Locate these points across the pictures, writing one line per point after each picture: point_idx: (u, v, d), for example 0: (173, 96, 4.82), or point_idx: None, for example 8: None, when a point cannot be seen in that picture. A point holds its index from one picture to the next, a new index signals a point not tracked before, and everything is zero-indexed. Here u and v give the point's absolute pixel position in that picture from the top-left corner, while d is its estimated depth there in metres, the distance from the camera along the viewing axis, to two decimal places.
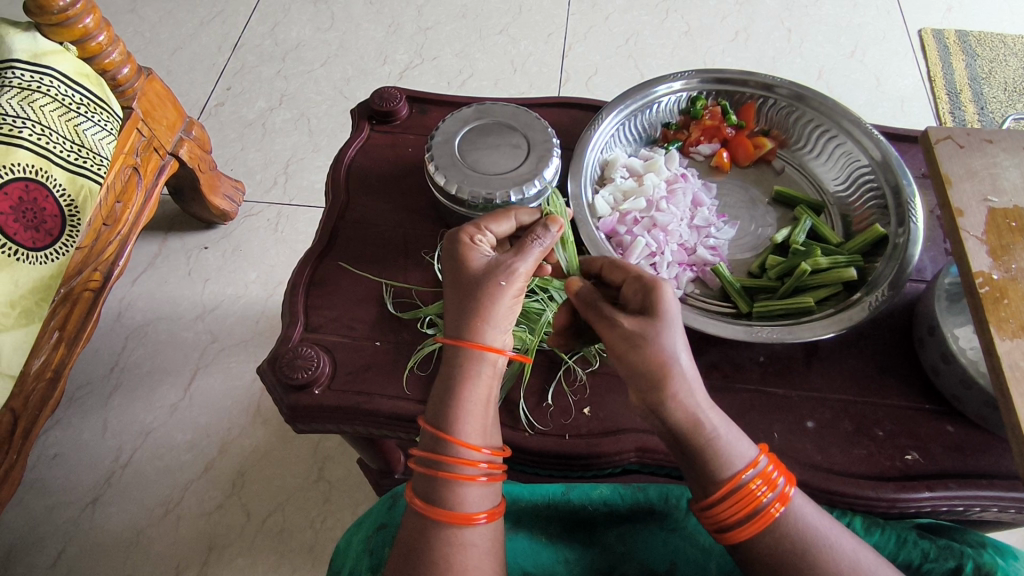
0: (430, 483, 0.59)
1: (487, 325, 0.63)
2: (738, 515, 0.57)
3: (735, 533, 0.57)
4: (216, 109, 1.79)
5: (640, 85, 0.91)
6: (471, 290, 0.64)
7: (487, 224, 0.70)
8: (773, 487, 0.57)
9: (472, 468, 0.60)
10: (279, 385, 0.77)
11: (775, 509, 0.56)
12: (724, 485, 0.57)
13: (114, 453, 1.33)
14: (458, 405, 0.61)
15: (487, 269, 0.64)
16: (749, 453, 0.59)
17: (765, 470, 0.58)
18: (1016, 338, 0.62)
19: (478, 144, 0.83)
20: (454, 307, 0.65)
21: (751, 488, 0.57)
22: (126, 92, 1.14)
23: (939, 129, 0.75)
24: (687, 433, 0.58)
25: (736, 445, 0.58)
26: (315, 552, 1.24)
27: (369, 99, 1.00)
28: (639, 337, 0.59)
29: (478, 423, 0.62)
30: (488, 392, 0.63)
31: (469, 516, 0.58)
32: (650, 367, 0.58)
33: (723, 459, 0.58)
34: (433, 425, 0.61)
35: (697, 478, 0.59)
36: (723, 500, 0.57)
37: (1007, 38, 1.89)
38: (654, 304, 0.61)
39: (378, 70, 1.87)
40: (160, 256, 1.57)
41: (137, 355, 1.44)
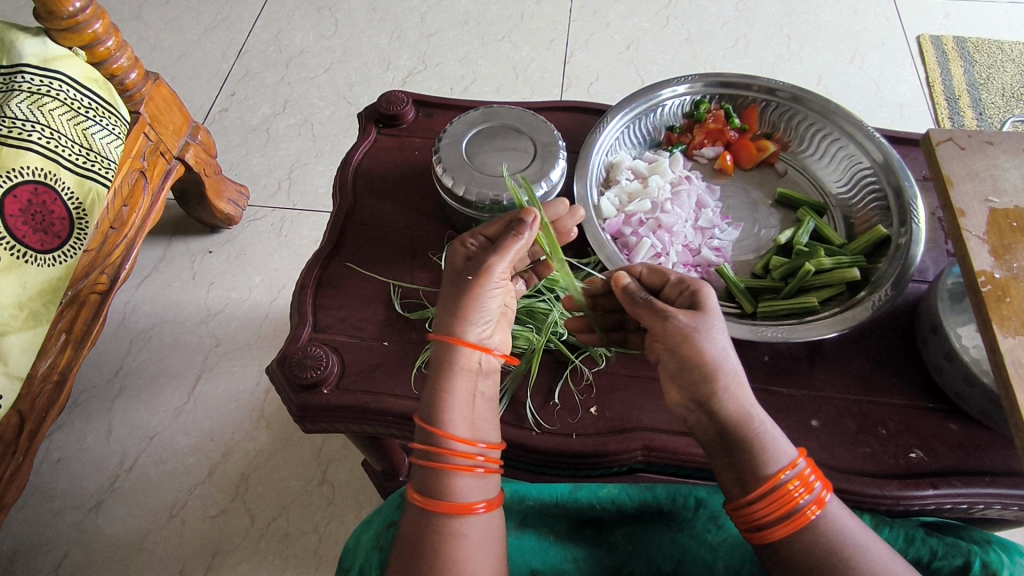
0: (425, 475, 0.60)
1: (464, 319, 0.64)
2: (775, 514, 0.57)
3: (769, 533, 0.57)
4: (221, 115, 1.81)
5: (644, 89, 0.93)
6: (453, 290, 0.66)
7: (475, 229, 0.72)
8: (811, 490, 0.57)
9: (465, 459, 0.60)
10: (287, 384, 0.77)
11: (812, 511, 0.57)
12: (764, 483, 0.57)
13: (118, 457, 1.33)
14: (445, 397, 0.61)
15: (469, 269, 0.66)
16: (789, 454, 0.59)
17: (804, 472, 0.58)
18: (1019, 336, 0.62)
19: (485, 146, 0.84)
20: (442, 307, 0.66)
21: (790, 487, 0.57)
22: (133, 96, 1.15)
23: (941, 131, 0.76)
24: (733, 427, 0.59)
25: (778, 444, 0.59)
26: (319, 556, 1.24)
27: (376, 103, 1.01)
28: (693, 330, 0.61)
29: (467, 415, 0.62)
30: (475, 384, 0.63)
31: (464, 506, 0.59)
32: (703, 360, 0.60)
33: (765, 457, 0.58)
34: (422, 419, 0.62)
35: (736, 474, 0.59)
36: (761, 498, 0.57)
37: (1005, 44, 1.91)
38: (702, 302, 0.64)
39: (382, 76, 1.88)
40: (164, 260, 1.58)
41: (142, 359, 1.45)
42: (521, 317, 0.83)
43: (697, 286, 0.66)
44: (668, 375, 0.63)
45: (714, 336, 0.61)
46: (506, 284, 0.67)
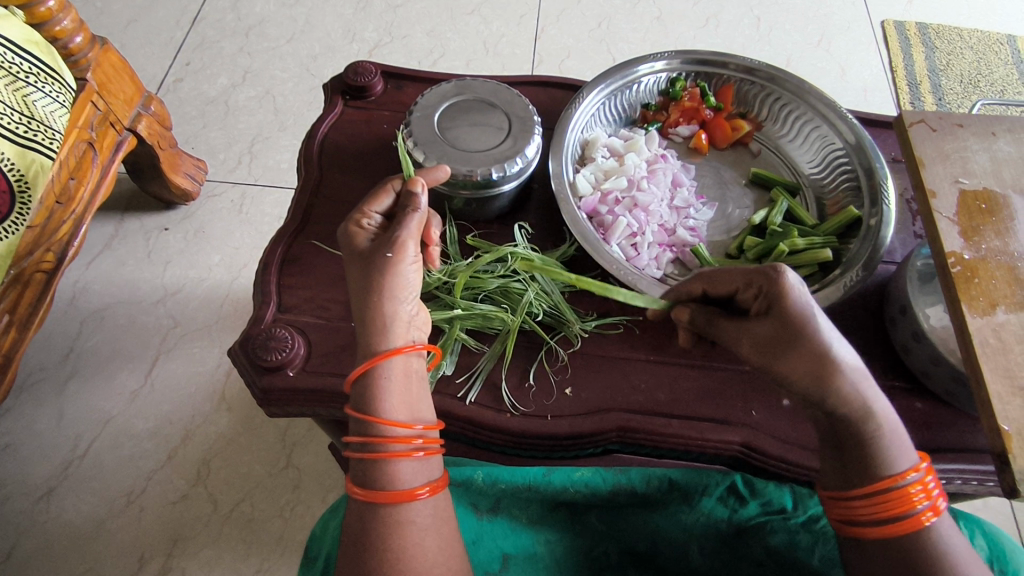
0: (365, 467, 0.58)
1: (389, 298, 0.61)
2: (888, 512, 0.55)
3: (868, 530, 0.56)
4: (176, 85, 1.72)
5: (621, 64, 0.91)
6: (367, 269, 0.63)
7: (365, 208, 0.68)
8: (929, 497, 0.55)
9: (404, 444, 0.58)
10: (250, 366, 0.74)
11: (928, 517, 0.54)
12: (879, 482, 0.56)
13: (70, 443, 1.27)
14: (379, 384, 0.59)
15: (377, 263, 0.62)
16: (912, 459, 0.57)
17: (925, 480, 0.56)
18: (986, 316, 0.63)
19: (457, 120, 0.81)
20: (358, 291, 0.63)
21: (909, 491, 0.55)
22: (79, 62, 1.08)
23: (913, 112, 0.76)
24: (849, 433, 0.57)
25: (897, 448, 0.57)
26: (284, 541, 1.21)
27: (342, 73, 0.97)
28: (787, 331, 0.58)
29: (402, 399, 0.60)
30: (406, 367, 0.61)
31: (408, 493, 0.57)
32: (807, 378, 0.57)
33: (886, 457, 0.56)
34: (357, 410, 0.59)
35: (846, 470, 0.58)
36: (877, 496, 0.55)
37: (963, 31, 1.95)
38: (784, 311, 0.58)
39: (347, 48, 1.81)
40: (117, 238, 1.50)
41: (95, 341, 1.38)
42: (495, 297, 0.81)
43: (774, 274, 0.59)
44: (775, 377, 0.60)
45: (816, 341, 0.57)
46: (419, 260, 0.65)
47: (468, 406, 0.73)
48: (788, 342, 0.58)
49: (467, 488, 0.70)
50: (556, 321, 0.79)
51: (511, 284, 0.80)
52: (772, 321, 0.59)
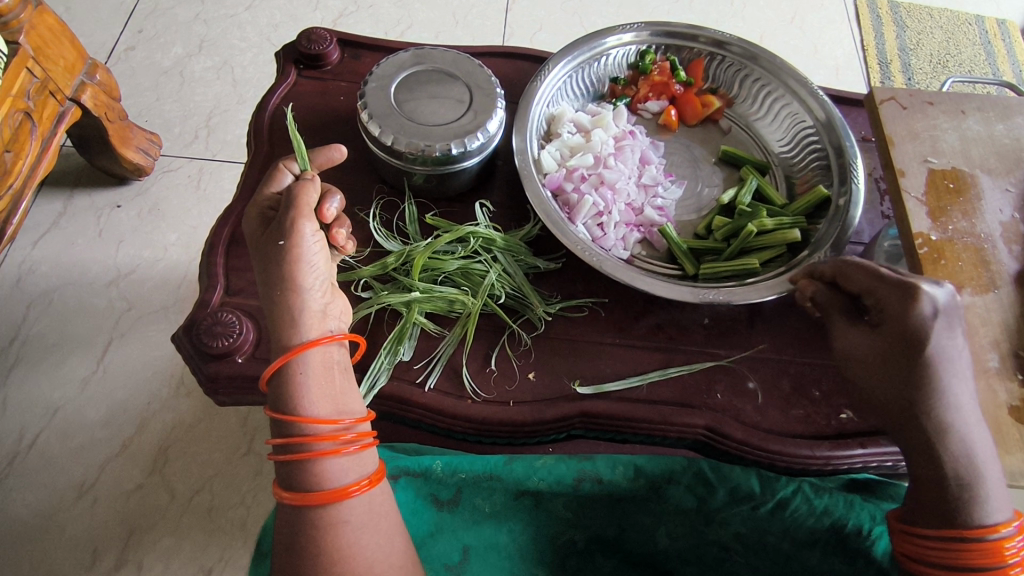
0: (291, 470, 0.55)
1: (293, 291, 0.57)
2: (979, 562, 0.53)
3: (940, 565, 0.54)
4: (126, 53, 1.62)
5: (589, 35, 0.87)
6: (264, 265, 0.59)
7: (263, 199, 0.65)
8: (1019, 554, 0.53)
9: (330, 442, 0.55)
10: (196, 353, 0.70)
11: (1017, 573, 0.53)
12: (970, 529, 0.53)
13: (18, 432, 1.22)
14: (295, 380, 0.55)
15: (271, 255, 0.58)
16: (1005, 515, 0.54)
17: (1019, 538, 0.54)
18: (952, 298, 0.63)
19: (415, 92, 0.77)
20: (263, 290, 0.59)
21: (1002, 545, 0.53)
22: (10, 24, 1.01)
23: (884, 89, 0.74)
24: (949, 471, 0.55)
25: (995, 499, 0.55)
26: (247, 528, 1.18)
27: (296, 41, 0.91)
28: (920, 351, 0.55)
29: (324, 392, 0.56)
30: (325, 360, 0.57)
31: (340, 491, 0.54)
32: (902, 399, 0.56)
33: (981, 506, 0.54)
34: (275, 411, 0.56)
35: (930, 505, 0.55)
36: (972, 543, 0.53)
37: (934, 10, 1.94)
38: (907, 330, 0.55)
39: (309, 17, 1.73)
40: (65, 216, 1.42)
41: (42, 325, 1.31)
42: (455, 279, 0.78)
43: (934, 307, 0.54)
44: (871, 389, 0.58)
45: (935, 372, 0.55)
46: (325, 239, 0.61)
47: (426, 394, 0.70)
48: (902, 358, 0.56)
49: (427, 477, 0.67)
50: (519, 303, 0.76)
51: (472, 266, 0.77)
52: (901, 356, 0.56)
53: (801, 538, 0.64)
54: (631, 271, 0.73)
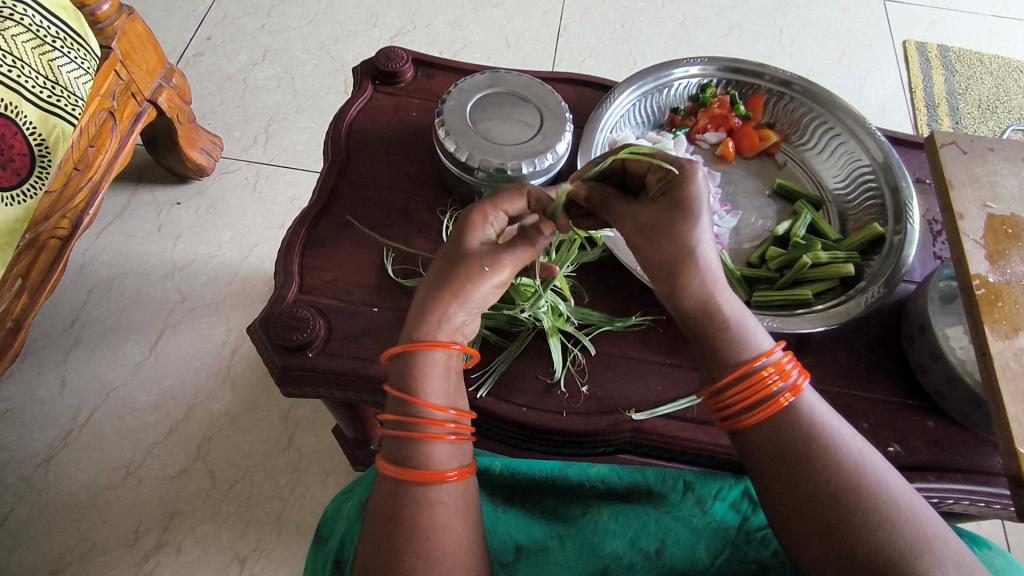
0: (398, 446, 0.58)
1: (458, 304, 0.61)
2: (749, 400, 0.58)
3: (741, 419, 0.58)
4: (195, 59, 1.71)
5: (656, 66, 0.92)
6: (454, 276, 0.61)
7: (499, 200, 0.65)
8: (786, 378, 0.58)
9: (438, 426, 0.58)
10: (271, 344, 0.74)
11: (785, 398, 0.57)
12: (737, 369, 0.59)
13: (72, 411, 1.27)
14: (419, 366, 0.60)
15: (465, 272, 0.61)
16: (764, 344, 0.60)
17: (780, 361, 0.59)
18: (1009, 340, 0.64)
19: (491, 112, 0.81)
20: (432, 278, 0.63)
21: (763, 374, 0.58)
22: (105, 30, 1.08)
23: (945, 133, 0.76)
24: (704, 316, 0.61)
25: (753, 336, 0.60)
26: (282, 521, 1.21)
27: (374, 58, 0.97)
28: (681, 213, 0.60)
29: (442, 384, 0.60)
30: (449, 359, 0.61)
31: (439, 473, 0.56)
32: (670, 260, 0.60)
33: (738, 344, 0.60)
34: (397, 390, 0.60)
35: (714, 360, 0.61)
36: (734, 385, 0.59)
37: (984, 56, 1.94)
38: (683, 195, 0.61)
39: (368, 33, 1.81)
40: (128, 209, 1.50)
41: (101, 311, 1.38)
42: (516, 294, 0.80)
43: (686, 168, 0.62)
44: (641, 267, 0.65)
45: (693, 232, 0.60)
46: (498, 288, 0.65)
47: (483, 398, 0.73)
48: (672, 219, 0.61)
49: (485, 475, 0.73)
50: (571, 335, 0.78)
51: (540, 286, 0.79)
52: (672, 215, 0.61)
53: None
54: None
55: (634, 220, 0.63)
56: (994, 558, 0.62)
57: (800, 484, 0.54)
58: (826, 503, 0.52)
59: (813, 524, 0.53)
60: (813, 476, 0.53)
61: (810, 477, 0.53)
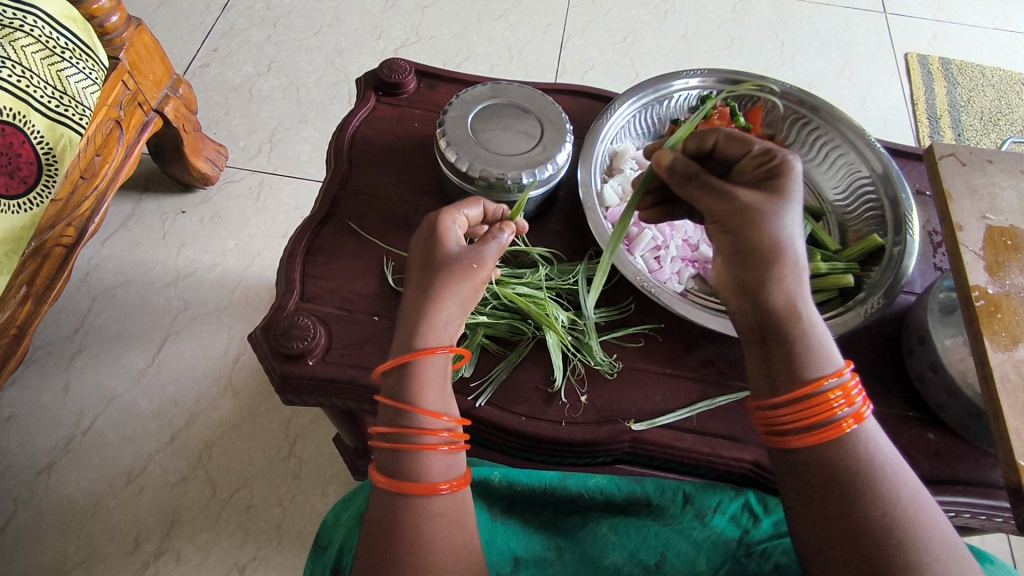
0: (391, 457, 0.58)
1: (445, 298, 0.62)
2: (807, 421, 0.54)
3: (789, 438, 0.56)
4: (202, 70, 1.73)
5: (656, 78, 0.93)
6: (434, 272, 0.63)
7: (458, 207, 0.70)
8: (851, 404, 0.55)
9: (431, 436, 0.58)
10: (270, 353, 0.75)
11: (848, 425, 0.54)
12: (802, 387, 0.55)
13: (74, 418, 1.28)
14: (412, 374, 0.59)
15: (450, 263, 0.63)
16: (836, 362, 0.56)
17: (848, 384, 0.55)
18: (1009, 351, 0.64)
19: (491, 122, 0.82)
20: (415, 285, 0.64)
21: (829, 397, 0.54)
22: (114, 41, 1.09)
23: (944, 146, 0.77)
24: (781, 321, 0.55)
25: (828, 351, 0.56)
26: (281, 530, 1.21)
27: (377, 69, 0.98)
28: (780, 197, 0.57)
29: (435, 392, 0.60)
30: (442, 365, 0.61)
31: (432, 487, 0.56)
32: (764, 246, 0.56)
33: (813, 358, 0.55)
34: (391, 399, 0.60)
35: (783, 370, 0.56)
36: (799, 402, 0.55)
37: (986, 69, 1.95)
38: (783, 184, 0.57)
39: (373, 45, 1.83)
40: (134, 217, 1.51)
41: (104, 318, 1.39)
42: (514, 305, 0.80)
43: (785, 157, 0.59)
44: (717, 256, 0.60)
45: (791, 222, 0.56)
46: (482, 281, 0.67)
47: (482, 408, 0.73)
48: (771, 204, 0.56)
49: (484, 487, 0.73)
50: (581, 347, 0.78)
51: (548, 301, 0.79)
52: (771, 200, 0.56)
53: None
54: (687, 304, 0.76)
55: (726, 203, 0.57)
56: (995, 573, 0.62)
57: (841, 515, 0.51)
58: (865, 536, 0.50)
59: (845, 557, 0.50)
60: (857, 507, 0.51)
61: (853, 510, 0.51)
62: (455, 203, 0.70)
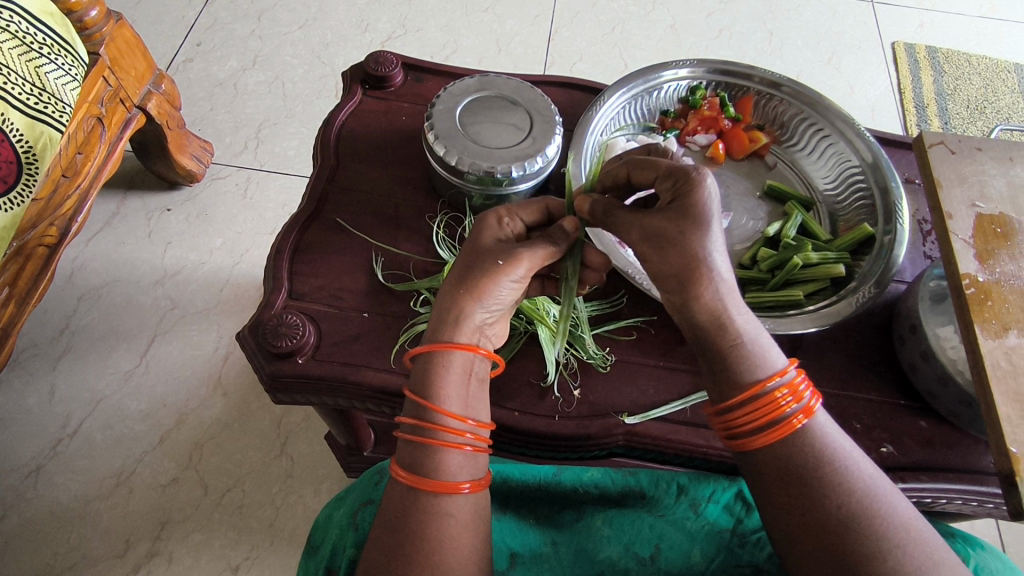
0: (412, 451, 0.57)
1: (474, 299, 0.61)
2: (757, 424, 0.56)
3: (746, 442, 0.57)
4: (185, 65, 1.70)
5: (645, 69, 0.92)
6: (470, 269, 0.62)
7: (514, 208, 0.68)
8: (798, 399, 0.56)
9: (455, 435, 0.57)
10: (259, 352, 0.74)
11: (797, 421, 0.55)
12: (747, 392, 0.56)
13: (61, 420, 1.26)
14: (440, 370, 0.59)
15: (480, 262, 0.61)
16: (778, 362, 0.58)
17: (793, 381, 0.57)
18: (999, 338, 0.64)
19: (480, 115, 0.81)
20: (451, 279, 0.63)
21: (774, 396, 0.55)
22: (93, 36, 1.07)
23: (933, 133, 0.77)
24: (712, 335, 0.58)
25: (766, 353, 0.58)
26: (274, 529, 1.20)
27: (363, 62, 0.96)
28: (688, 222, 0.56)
29: (459, 391, 0.60)
30: (468, 364, 0.61)
31: (451, 485, 0.56)
32: (682, 266, 0.57)
33: (753, 363, 0.57)
34: (416, 394, 0.59)
35: (724, 380, 0.58)
36: (746, 407, 0.56)
37: (972, 57, 1.96)
38: (691, 205, 0.56)
39: (359, 38, 1.81)
40: (119, 215, 1.49)
41: (91, 318, 1.37)
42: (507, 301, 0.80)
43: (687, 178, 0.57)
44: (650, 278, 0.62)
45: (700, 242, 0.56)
46: (522, 282, 0.64)
47: None
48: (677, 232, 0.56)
49: None
50: (573, 341, 0.77)
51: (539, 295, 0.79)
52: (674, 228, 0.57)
53: None
54: None
55: (640, 231, 0.59)
56: (988, 559, 0.62)
57: (801, 509, 0.52)
58: (825, 529, 0.50)
59: (806, 547, 0.51)
60: (817, 501, 0.51)
61: (813, 504, 0.51)
62: (510, 205, 0.68)
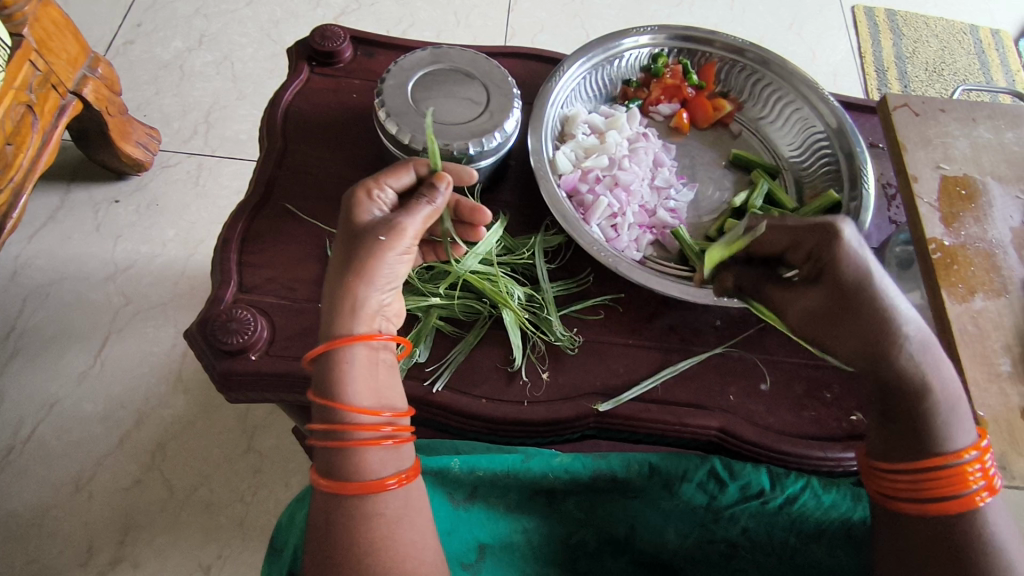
0: (328, 456, 0.54)
1: (365, 282, 0.57)
2: (933, 496, 0.55)
3: (908, 508, 0.56)
4: (125, 47, 1.60)
5: (605, 37, 0.89)
6: (352, 255, 0.58)
7: (381, 176, 0.63)
8: (986, 477, 0.55)
9: (370, 432, 0.55)
10: (208, 350, 0.69)
11: (979, 497, 0.54)
12: (926, 464, 0.55)
13: (13, 427, 1.20)
14: (341, 368, 0.55)
15: (361, 246, 0.58)
16: (968, 435, 0.56)
17: (982, 457, 0.56)
18: (966, 302, 0.64)
19: (434, 90, 0.77)
20: (336, 267, 0.59)
21: (963, 471, 0.55)
22: (14, 16, 1.00)
23: (896, 95, 0.75)
24: (905, 402, 0.56)
25: (958, 425, 0.56)
26: (245, 527, 1.17)
27: (309, 37, 0.91)
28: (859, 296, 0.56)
29: (367, 383, 0.56)
30: (372, 353, 0.57)
31: (376, 484, 0.53)
32: (877, 338, 0.56)
33: (945, 433, 0.56)
34: (321, 396, 0.55)
35: (903, 447, 0.57)
36: (927, 480, 0.55)
37: (929, 19, 1.96)
38: (845, 276, 0.56)
39: (310, 13, 1.72)
40: (62, 209, 1.40)
41: (38, 319, 1.29)
42: (468, 284, 0.76)
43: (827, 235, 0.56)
44: (822, 337, 0.60)
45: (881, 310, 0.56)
46: (411, 250, 0.62)
47: (439, 393, 0.70)
48: (847, 304, 0.57)
49: (443, 477, 0.67)
50: (539, 323, 0.75)
51: (502, 276, 0.75)
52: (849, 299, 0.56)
53: (806, 531, 0.66)
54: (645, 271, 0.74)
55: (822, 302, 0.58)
56: None
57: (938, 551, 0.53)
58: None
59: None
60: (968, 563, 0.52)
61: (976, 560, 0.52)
62: (377, 175, 0.64)
